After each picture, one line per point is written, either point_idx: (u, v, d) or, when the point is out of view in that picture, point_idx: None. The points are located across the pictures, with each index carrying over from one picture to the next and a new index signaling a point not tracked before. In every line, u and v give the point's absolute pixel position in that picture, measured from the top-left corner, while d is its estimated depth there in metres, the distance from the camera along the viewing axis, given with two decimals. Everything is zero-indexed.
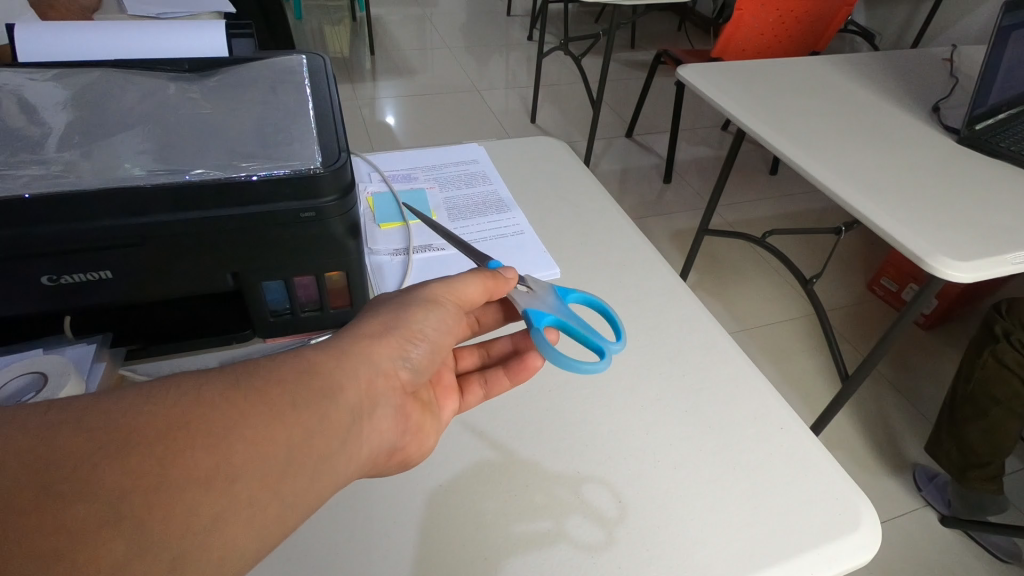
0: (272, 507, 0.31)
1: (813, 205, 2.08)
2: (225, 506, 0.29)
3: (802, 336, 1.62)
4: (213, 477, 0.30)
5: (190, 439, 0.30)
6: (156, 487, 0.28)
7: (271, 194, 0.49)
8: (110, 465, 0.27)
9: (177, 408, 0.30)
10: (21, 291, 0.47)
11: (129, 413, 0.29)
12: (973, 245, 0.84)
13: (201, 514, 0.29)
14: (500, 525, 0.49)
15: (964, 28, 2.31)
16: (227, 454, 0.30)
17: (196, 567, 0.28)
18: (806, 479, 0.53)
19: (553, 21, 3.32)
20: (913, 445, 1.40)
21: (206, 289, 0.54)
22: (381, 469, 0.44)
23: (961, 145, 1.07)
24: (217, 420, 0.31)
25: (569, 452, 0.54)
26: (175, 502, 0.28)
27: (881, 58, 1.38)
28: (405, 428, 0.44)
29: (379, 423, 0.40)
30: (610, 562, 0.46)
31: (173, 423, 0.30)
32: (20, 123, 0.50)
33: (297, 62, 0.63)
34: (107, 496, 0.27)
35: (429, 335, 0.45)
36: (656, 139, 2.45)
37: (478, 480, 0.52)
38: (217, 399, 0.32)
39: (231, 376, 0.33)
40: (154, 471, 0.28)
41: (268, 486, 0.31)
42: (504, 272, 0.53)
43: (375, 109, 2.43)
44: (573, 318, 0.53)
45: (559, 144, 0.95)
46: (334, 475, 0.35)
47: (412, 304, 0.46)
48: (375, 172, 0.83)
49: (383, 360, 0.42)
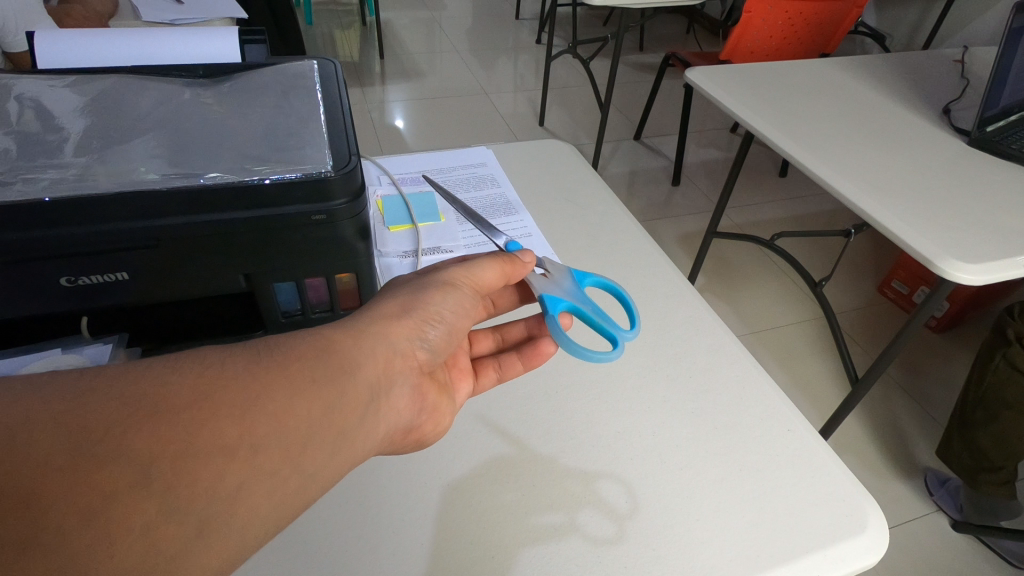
0: (292, 480, 0.32)
1: (823, 208, 2.08)
2: (249, 475, 0.30)
3: (811, 339, 1.61)
4: (238, 446, 0.30)
5: (215, 408, 0.30)
6: (183, 455, 0.28)
7: (284, 196, 0.49)
8: (139, 430, 0.28)
9: (201, 380, 0.31)
10: (39, 292, 0.49)
11: (158, 383, 0.30)
12: (984, 247, 0.83)
13: (227, 481, 0.29)
14: (511, 518, 0.49)
15: (976, 30, 2.29)
16: (252, 425, 0.31)
17: (221, 534, 0.28)
18: (814, 480, 0.53)
19: (561, 24, 3.34)
20: (924, 450, 1.39)
21: (219, 289, 0.55)
22: (398, 447, 0.45)
23: (971, 147, 1.06)
24: (242, 393, 0.32)
25: (580, 450, 0.54)
26: (202, 469, 0.28)
27: (891, 59, 1.38)
28: (422, 407, 0.45)
29: (397, 401, 0.41)
30: (619, 556, 0.47)
31: (199, 393, 0.30)
32: (38, 128, 0.51)
33: (308, 67, 0.64)
34: (135, 461, 0.27)
35: (446, 317, 0.48)
36: (665, 142, 2.45)
37: (495, 470, 0.53)
38: (238, 373, 0.32)
39: (253, 352, 0.34)
40: (180, 438, 0.28)
41: (289, 459, 0.32)
42: (521, 255, 0.54)
43: (384, 113, 2.45)
44: (588, 306, 0.54)
45: (567, 147, 0.96)
46: (353, 450, 0.36)
47: (429, 288, 0.48)
48: (385, 175, 0.84)
49: (401, 341, 0.43)
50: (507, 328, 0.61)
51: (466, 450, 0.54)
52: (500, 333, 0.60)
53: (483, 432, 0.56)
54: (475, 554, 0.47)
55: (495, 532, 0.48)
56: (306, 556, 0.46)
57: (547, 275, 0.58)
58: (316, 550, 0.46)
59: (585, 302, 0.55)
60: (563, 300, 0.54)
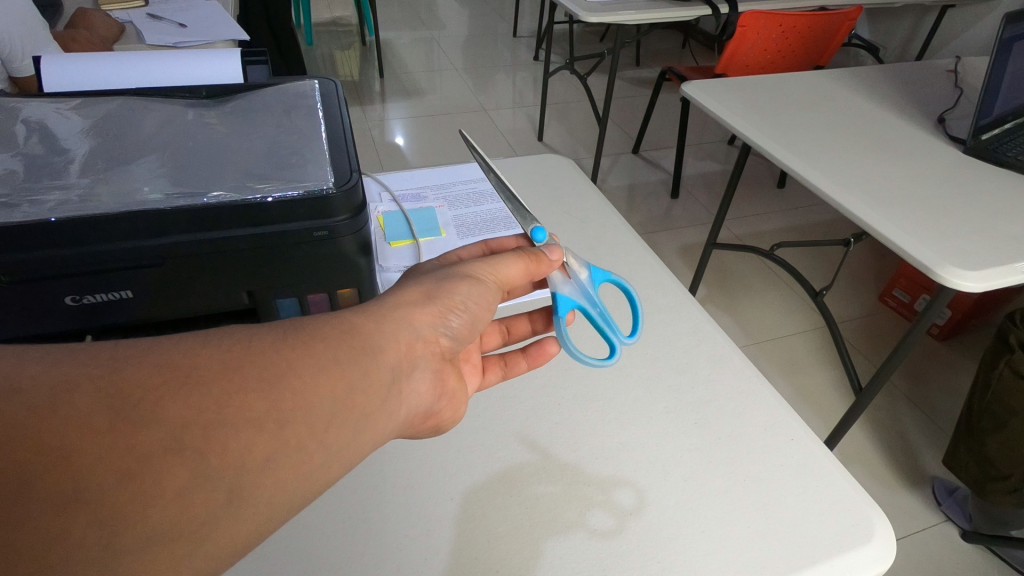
0: (318, 455, 0.32)
1: (821, 217, 2.09)
2: (276, 449, 0.30)
3: (814, 349, 1.61)
4: (266, 420, 0.30)
5: (245, 379, 0.31)
6: (213, 425, 0.28)
7: (287, 212, 0.50)
8: (173, 398, 0.28)
9: (231, 354, 0.32)
10: (45, 311, 0.49)
11: (188, 354, 0.31)
12: (983, 254, 0.83)
13: (255, 453, 0.29)
14: (522, 522, 0.49)
15: (969, 40, 2.32)
16: (278, 401, 0.31)
17: (250, 505, 0.29)
18: (818, 489, 0.53)
19: (558, 41, 3.39)
20: (931, 459, 1.38)
21: (221, 306, 0.55)
22: (415, 431, 0.46)
23: (967, 155, 1.07)
24: (270, 367, 0.32)
25: (590, 456, 0.54)
26: (231, 440, 0.29)
27: (884, 71, 1.39)
28: (441, 393, 0.45)
29: (418, 385, 0.41)
30: (631, 557, 0.47)
31: (229, 365, 0.31)
32: (45, 149, 0.52)
33: (309, 87, 0.65)
34: (169, 429, 0.27)
35: (470, 307, 0.47)
36: (663, 155, 2.47)
37: (503, 469, 0.53)
38: (266, 348, 0.33)
39: (279, 330, 0.35)
40: (211, 408, 0.29)
41: (315, 435, 0.32)
42: (548, 253, 0.53)
43: (384, 130, 2.48)
44: (596, 309, 0.55)
45: (566, 161, 0.96)
46: (375, 431, 0.37)
47: (453, 277, 0.48)
48: (386, 192, 0.85)
49: (424, 326, 0.43)
50: (514, 322, 0.61)
51: (471, 458, 0.54)
52: (507, 327, 0.61)
53: (487, 442, 0.55)
54: (479, 562, 0.46)
55: (501, 538, 0.48)
56: (314, 566, 0.46)
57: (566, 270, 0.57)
58: (323, 560, 0.46)
59: (595, 304, 0.55)
60: (573, 301, 0.55)
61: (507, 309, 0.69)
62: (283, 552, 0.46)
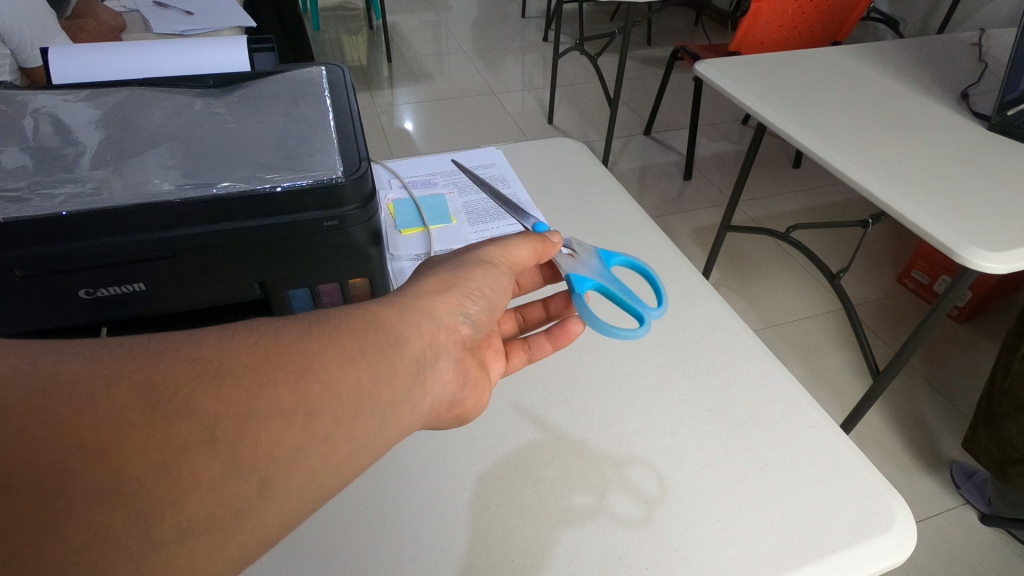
0: (346, 446, 0.32)
1: (838, 198, 2.05)
2: (306, 441, 0.30)
3: (830, 332, 1.59)
4: (295, 411, 0.30)
5: (273, 370, 0.31)
6: (246, 416, 0.29)
7: (297, 203, 0.50)
8: (207, 389, 0.28)
9: (260, 346, 0.31)
10: (60, 304, 0.49)
11: (217, 346, 0.30)
12: (1008, 235, 0.81)
13: (285, 443, 0.29)
14: (539, 510, 0.49)
15: (993, 12, 2.25)
16: (307, 392, 0.31)
17: (281, 495, 0.29)
18: (838, 477, 0.52)
19: (568, 21, 3.34)
20: (950, 443, 1.36)
21: (234, 297, 0.55)
22: (439, 421, 0.45)
23: (992, 132, 1.04)
24: (297, 358, 0.32)
25: (607, 438, 0.54)
26: (262, 431, 0.29)
27: (905, 46, 1.35)
28: (464, 382, 0.45)
29: (440, 373, 0.41)
30: (647, 540, 0.47)
31: (259, 358, 0.31)
32: (56, 141, 0.52)
33: (317, 74, 0.64)
34: (203, 420, 0.27)
35: (486, 293, 0.47)
36: (676, 137, 2.43)
37: (520, 452, 0.53)
38: (293, 341, 0.33)
39: (304, 322, 0.34)
40: (243, 399, 0.29)
41: (343, 425, 0.32)
42: (550, 235, 0.54)
43: (393, 116, 2.46)
44: (614, 284, 0.53)
45: (577, 144, 0.95)
46: (399, 421, 0.36)
47: (468, 264, 0.48)
48: (395, 179, 0.84)
49: (445, 315, 0.43)
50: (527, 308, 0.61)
51: (485, 446, 0.53)
52: (522, 313, 0.60)
53: (500, 430, 0.55)
54: (496, 554, 0.46)
55: (517, 526, 0.48)
56: (331, 555, 0.46)
57: (573, 255, 0.57)
58: (339, 552, 0.46)
59: (611, 280, 0.54)
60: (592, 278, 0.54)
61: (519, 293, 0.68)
62: (300, 543, 0.46)
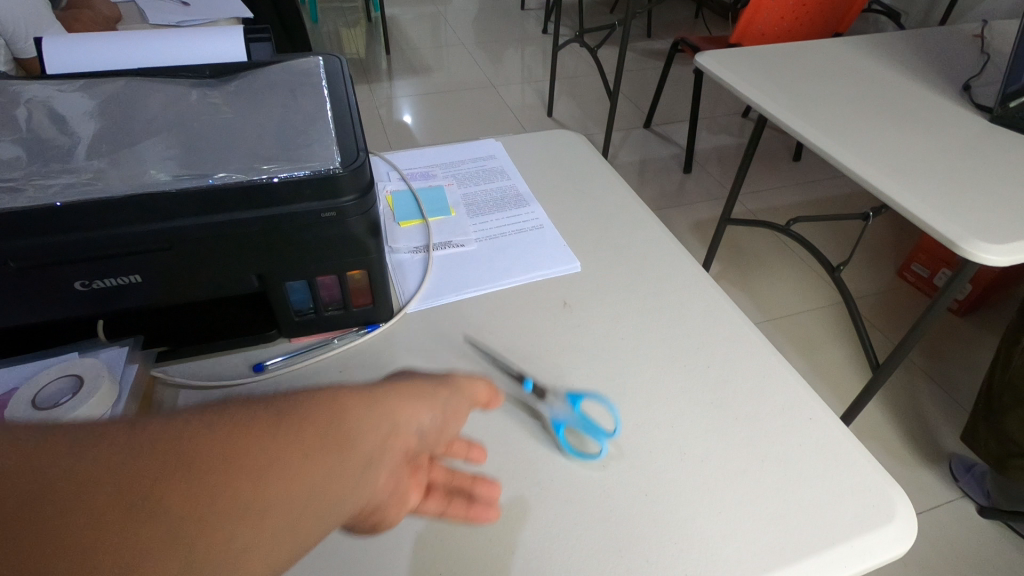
0: (291, 553, 0.28)
1: (838, 191, 2.04)
2: (257, 541, 0.26)
3: (830, 325, 1.59)
4: (251, 509, 0.26)
5: (242, 458, 0.27)
6: (207, 511, 0.25)
7: (295, 194, 0.49)
8: (175, 475, 0.25)
9: (237, 428, 0.28)
10: (56, 297, 0.49)
11: (189, 425, 0.28)
12: (1011, 227, 0.81)
13: (236, 545, 0.26)
14: (539, 500, 0.49)
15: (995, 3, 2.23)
16: (271, 486, 0.27)
17: None
18: (838, 470, 0.52)
19: (568, 13, 3.31)
20: (948, 436, 1.36)
21: (231, 291, 0.54)
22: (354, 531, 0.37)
23: (994, 125, 1.03)
24: (266, 449, 0.28)
25: (602, 428, 0.54)
26: (217, 530, 0.25)
27: (907, 37, 1.34)
28: (396, 495, 0.37)
29: (385, 486, 0.35)
30: (641, 525, 0.47)
31: (234, 441, 0.28)
32: (51, 132, 0.52)
33: (314, 64, 0.64)
34: (159, 513, 0.24)
35: (448, 410, 0.41)
36: (676, 130, 2.42)
37: (522, 441, 0.53)
38: (270, 420, 0.29)
39: (278, 407, 0.31)
40: (206, 490, 0.26)
41: (297, 529, 0.28)
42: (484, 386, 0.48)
43: (392, 108, 2.45)
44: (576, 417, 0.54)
45: (577, 136, 0.94)
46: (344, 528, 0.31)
47: (432, 377, 0.43)
48: (394, 171, 0.83)
49: (409, 421, 0.37)
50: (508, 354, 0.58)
51: (486, 437, 0.53)
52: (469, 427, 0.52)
53: (501, 422, 0.54)
54: (496, 546, 0.46)
55: (517, 518, 0.47)
56: (329, 547, 0.45)
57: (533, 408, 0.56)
58: (337, 545, 0.45)
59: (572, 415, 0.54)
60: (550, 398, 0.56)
61: (520, 286, 0.68)
62: None
